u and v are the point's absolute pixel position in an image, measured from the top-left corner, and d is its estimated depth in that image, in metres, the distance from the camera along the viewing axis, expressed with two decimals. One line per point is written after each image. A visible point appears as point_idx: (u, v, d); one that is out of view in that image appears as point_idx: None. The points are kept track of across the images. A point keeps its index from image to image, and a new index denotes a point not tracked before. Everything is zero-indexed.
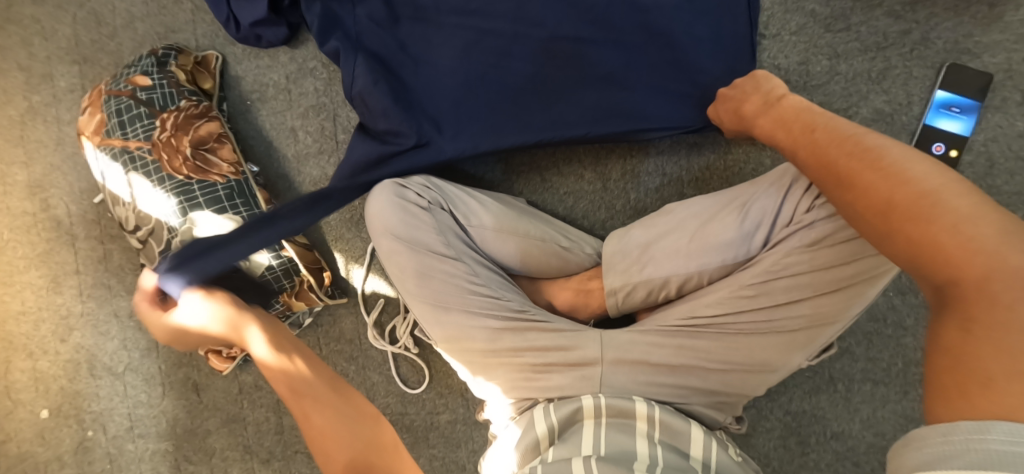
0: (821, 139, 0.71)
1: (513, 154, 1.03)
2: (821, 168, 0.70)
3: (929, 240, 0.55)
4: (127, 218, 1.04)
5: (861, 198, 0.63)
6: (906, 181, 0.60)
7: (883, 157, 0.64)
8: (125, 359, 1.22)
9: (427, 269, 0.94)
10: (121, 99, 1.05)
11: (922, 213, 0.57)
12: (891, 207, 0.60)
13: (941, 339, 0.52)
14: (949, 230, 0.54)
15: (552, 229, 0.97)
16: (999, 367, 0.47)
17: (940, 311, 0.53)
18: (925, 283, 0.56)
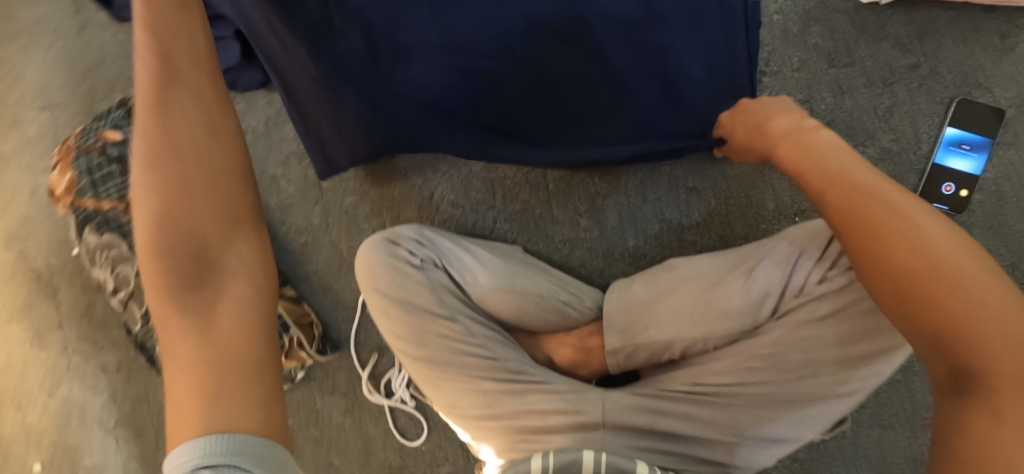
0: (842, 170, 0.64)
1: (505, 202, 0.99)
2: (841, 205, 0.62)
3: (964, 324, 0.51)
4: (106, 279, 1.01)
5: (887, 254, 0.57)
6: (936, 247, 0.55)
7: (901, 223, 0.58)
8: (117, 412, 1.18)
9: (420, 330, 0.90)
10: (92, 157, 1.00)
11: (954, 297, 0.52)
12: (914, 282, 0.55)
13: (966, 428, 0.49)
14: (989, 321, 0.51)
15: (551, 282, 0.93)
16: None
17: (961, 399, 0.50)
18: (940, 362, 0.52)
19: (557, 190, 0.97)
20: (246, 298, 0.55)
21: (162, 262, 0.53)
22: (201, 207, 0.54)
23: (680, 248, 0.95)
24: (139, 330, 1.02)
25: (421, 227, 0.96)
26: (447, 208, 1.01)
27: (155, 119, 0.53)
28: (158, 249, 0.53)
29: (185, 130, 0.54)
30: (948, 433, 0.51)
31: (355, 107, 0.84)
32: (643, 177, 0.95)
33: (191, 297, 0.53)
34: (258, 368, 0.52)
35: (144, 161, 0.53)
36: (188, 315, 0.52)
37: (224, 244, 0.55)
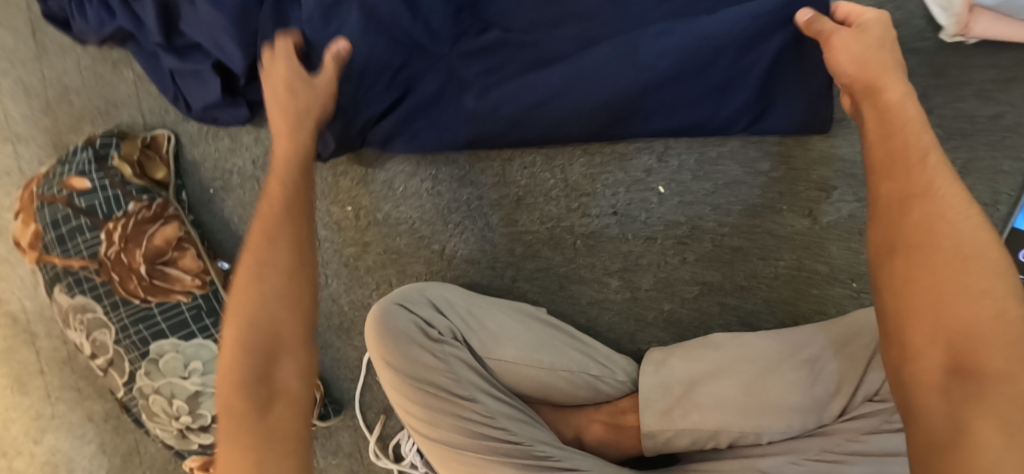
0: (911, 119, 0.54)
1: (526, 258, 0.88)
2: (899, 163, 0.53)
3: (980, 331, 0.45)
4: (82, 344, 0.91)
5: (930, 231, 0.49)
6: (971, 239, 0.48)
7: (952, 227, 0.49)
8: (108, 462, 1.11)
9: (437, 410, 0.80)
10: (57, 208, 0.90)
11: (975, 303, 0.46)
12: (942, 275, 0.48)
13: (968, 430, 0.44)
14: (1005, 331, 0.45)
15: (579, 354, 0.84)
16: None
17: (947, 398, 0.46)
18: (938, 352, 0.47)
19: (584, 247, 0.87)
20: (299, 396, 0.56)
21: (244, 336, 0.55)
22: (280, 314, 0.57)
23: (720, 314, 0.86)
24: (123, 395, 0.93)
25: (440, 285, 0.86)
26: (461, 263, 0.91)
27: (274, 205, 0.60)
28: (239, 348, 0.55)
29: (274, 257, 0.58)
30: (935, 433, 0.46)
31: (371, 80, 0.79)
32: (682, 235, 0.84)
33: (253, 421, 0.54)
34: (294, 465, 0.53)
35: (245, 271, 0.57)
36: (249, 404, 0.54)
37: (284, 358, 0.56)
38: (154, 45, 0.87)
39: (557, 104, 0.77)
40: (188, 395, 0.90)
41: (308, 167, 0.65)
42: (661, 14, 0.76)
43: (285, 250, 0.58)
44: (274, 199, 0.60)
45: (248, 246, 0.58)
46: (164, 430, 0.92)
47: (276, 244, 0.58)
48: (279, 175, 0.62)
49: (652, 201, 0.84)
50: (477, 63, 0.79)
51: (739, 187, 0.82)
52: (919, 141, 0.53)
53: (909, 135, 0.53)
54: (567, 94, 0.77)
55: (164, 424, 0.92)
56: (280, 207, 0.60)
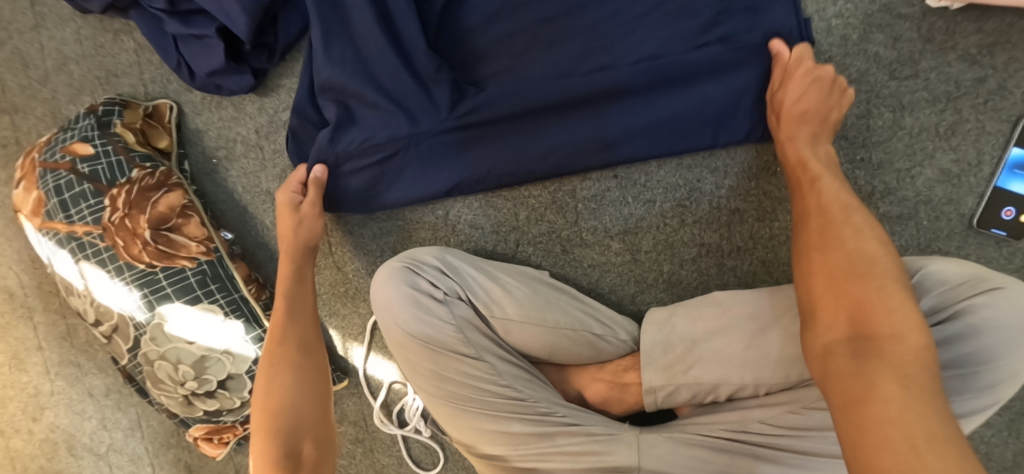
0: (818, 161, 0.73)
1: (530, 223, 0.90)
2: (808, 195, 0.71)
3: (874, 306, 0.58)
4: (86, 310, 0.92)
5: (828, 248, 0.64)
6: (866, 249, 0.63)
7: (847, 242, 0.64)
8: (108, 438, 1.09)
9: (444, 368, 0.81)
10: (60, 174, 0.92)
11: (865, 293, 0.59)
12: (835, 266, 0.63)
13: (877, 390, 0.51)
14: (890, 307, 0.58)
15: (584, 313, 0.85)
16: (923, 430, 0.48)
17: (855, 364, 0.55)
18: (844, 328, 0.59)
19: (586, 210, 0.89)
20: (315, 460, 0.72)
21: (269, 426, 0.72)
22: (300, 393, 0.75)
23: (719, 274, 0.88)
24: (126, 363, 0.93)
25: (443, 249, 0.85)
26: (464, 228, 0.92)
27: (281, 328, 0.79)
28: (269, 408, 0.73)
29: (293, 336, 0.79)
30: (847, 389, 0.54)
31: (379, 120, 0.86)
32: (681, 198, 0.87)
33: (286, 460, 0.70)
34: None
35: (270, 357, 0.77)
36: (282, 464, 0.70)
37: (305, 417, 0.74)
38: (158, 11, 0.89)
39: (555, 139, 0.85)
40: (193, 359, 0.90)
41: (307, 298, 0.84)
42: (650, 44, 0.82)
43: (297, 361, 0.77)
44: (279, 320, 0.79)
45: (269, 351, 0.77)
46: (169, 397, 0.93)
47: (290, 357, 0.77)
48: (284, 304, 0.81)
49: (652, 165, 0.87)
50: (471, 103, 0.85)
51: (737, 150, 0.85)
52: (813, 170, 0.72)
53: (806, 170, 0.73)
54: (562, 130, 0.84)
55: (169, 391, 0.92)
56: (289, 329, 0.79)
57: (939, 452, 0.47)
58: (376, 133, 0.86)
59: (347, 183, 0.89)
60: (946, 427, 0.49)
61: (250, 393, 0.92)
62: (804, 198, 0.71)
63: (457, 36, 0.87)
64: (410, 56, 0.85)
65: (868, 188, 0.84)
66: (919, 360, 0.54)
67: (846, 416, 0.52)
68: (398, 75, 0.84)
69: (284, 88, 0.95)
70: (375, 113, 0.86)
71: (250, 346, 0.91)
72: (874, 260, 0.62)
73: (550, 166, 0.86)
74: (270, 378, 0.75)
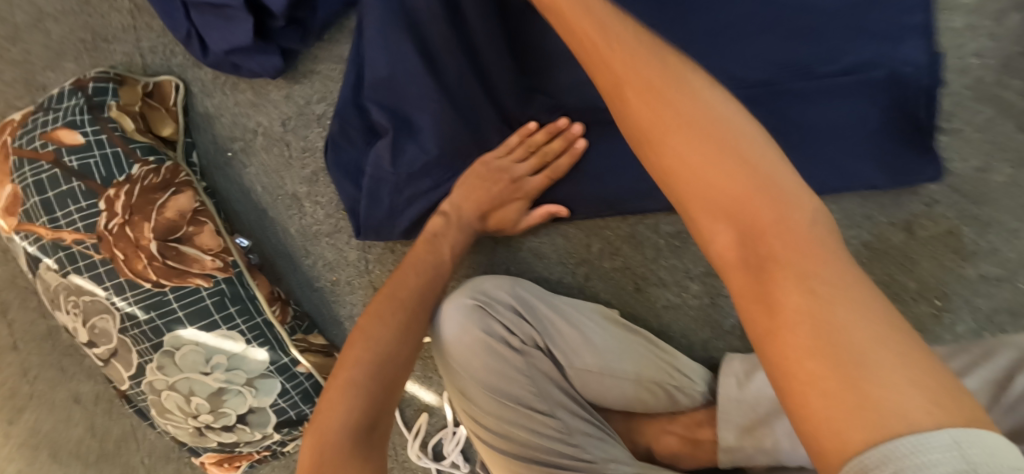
0: (609, 23, 0.44)
1: (602, 256, 0.80)
2: (608, 67, 0.43)
3: (710, 191, 0.38)
4: (76, 330, 0.78)
5: (664, 142, 0.40)
6: (704, 101, 0.41)
7: (667, 148, 0.40)
8: (99, 448, 0.97)
9: (512, 424, 0.72)
10: (40, 166, 0.75)
11: (742, 161, 0.38)
12: (674, 150, 0.39)
13: (806, 334, 0.33)
14: (779, 185, 0.38)
15: (665, 366, 0.77)
16: (891, 367, 0.32)
17: (764, 292, 0.36)
18: (725, 225, 0.38)
19: (668, 248, 0.79)
20: None
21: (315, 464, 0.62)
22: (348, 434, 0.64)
23: None
24: (126, 389, 0.81)
25: (521, 287, 0.77)
26: (527, 257, 0.82)
27: (333, 418, 0.64)
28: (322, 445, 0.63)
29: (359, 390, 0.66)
30: (765, 322, 0.35)
31: (434, 131, 0.75)
32: None
33: None
34: None
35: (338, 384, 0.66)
36: None
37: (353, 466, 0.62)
38: None
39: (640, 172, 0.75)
40: (209, 392, 0.79)
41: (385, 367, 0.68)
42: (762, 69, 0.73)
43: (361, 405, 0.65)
44: (330, 420, 0.64)
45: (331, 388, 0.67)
46: (178, 427, 0.82)
47: (354, 393, 0.66)
48: (343, 383, 0.66)
49: None
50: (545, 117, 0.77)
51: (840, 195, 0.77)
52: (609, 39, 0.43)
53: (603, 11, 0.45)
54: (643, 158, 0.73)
55: (178, 421, 0.81)
56: (344, 431, 0.63)
57: (898, 374, 0.31)
58: (425, 147, 0.76)
59: (399, 205, 0.78)
60: (896, 331, 0.33)
61: (273, 429, 0.82)
62: (607, 77, 0.43)
63: (530, 35, 0.74)
64: (475, 56, 0.75)
65: (974, 247, 0.76)
66: (822, 253, 0.36)
67: (776, 372, 0.34)
68: (467, 75, 0.75)
69: (318, 75, 0.79)
70: (444, 121, 0.75)
71: (275, 377, 0.80)
72: (729, 120, 0.40)
73: (628, 202, 0.76)
74: (326, 408, 0.65)
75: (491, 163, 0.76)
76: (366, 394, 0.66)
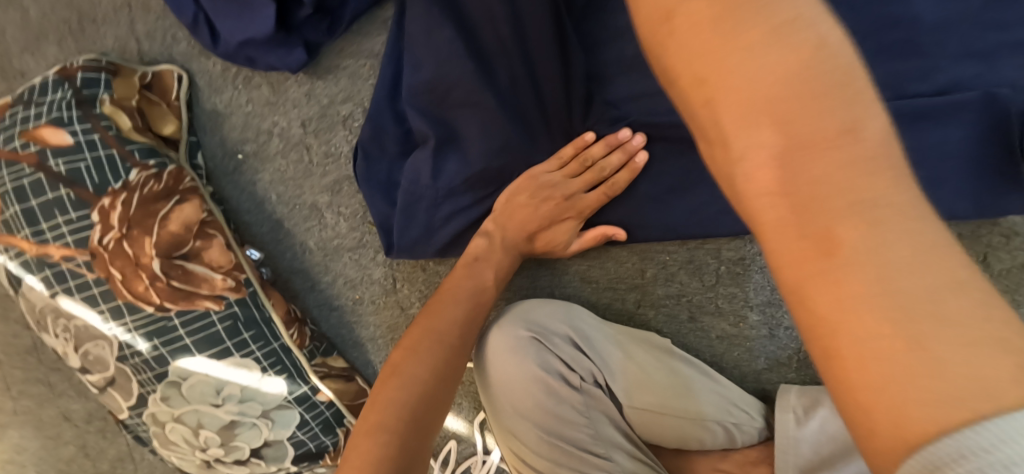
0: None
1: (656, 282, 0.74)
2: None
3: (743, 84, 0.27)
4: (67, 355, 0.69)
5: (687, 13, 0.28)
6: None
7: (680, 23, 0.28)
8: (89, 468, 0.90)
9: (564, 467, 0.67)
10: (20, 169, 0.65)
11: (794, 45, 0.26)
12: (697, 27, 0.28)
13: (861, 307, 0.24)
14: (842, 83, 0.27)
15: (723, 404, 0.71)
16: (968, 375, 0.23)
17: (803, 233, 0.26)
18: (757, 129, 0.27)
19: (728, 275, 0.73)
20: None
21: None
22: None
23: None
24: (125, 418, 0.72)
25: (579, 317, 0.71)
26: (573, 280, 0.75)
27: (366, 461, 0.54)
28: None
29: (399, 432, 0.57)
30: (803, 268, 0.26)
31: (481, 145, 0.66)
32: None
33: None
34: None
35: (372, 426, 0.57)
36: None
37: None
38: None
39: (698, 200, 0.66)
40: (220, 425, 0.71)
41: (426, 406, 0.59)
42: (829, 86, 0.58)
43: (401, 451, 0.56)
44: (363, 465, 0.54)
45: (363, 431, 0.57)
46: (183, 459, 0.74)
47: (394, 435, 0.56)
48: (377, 424, 0.57)
49: None
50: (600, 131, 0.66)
51: None
52: None
53: None
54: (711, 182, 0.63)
55: (184, 454, 0.73)
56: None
57: (970, 379, 0.23)
58: (469, 163, 0.67)
59: (437, 225, 0.69)
60: (987, 320, 0.24)
61: (292, 460, 0.74)
62: None
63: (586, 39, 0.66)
64: (529, 58, 0.65)
65: None
66: (885, 187, 0.25)
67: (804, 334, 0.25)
68: (519, 81, 0.66)
69: (344, 71, 0.70)
70: (494, 130, 0.66)
71: (293, 408, 0.72)
72: None
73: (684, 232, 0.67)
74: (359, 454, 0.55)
75: (543, 178, 0.66)
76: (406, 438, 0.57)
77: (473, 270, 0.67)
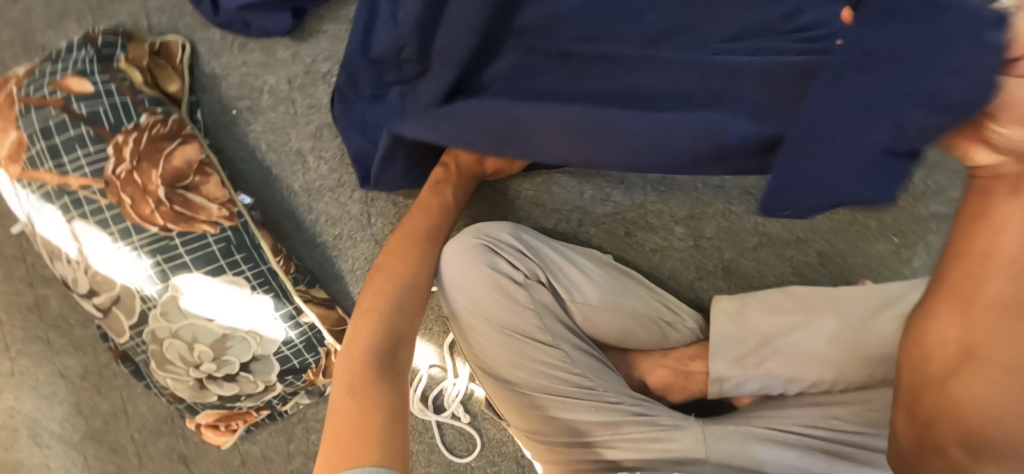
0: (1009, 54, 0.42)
1: (595, 203, 0.86)
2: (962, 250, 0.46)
3: (970, 381, 0.47)
4: (77, 279, 0.78)
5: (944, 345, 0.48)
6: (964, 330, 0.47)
7: (971, 320, 0.46)
8: (84, 425, 0.95)
9: (514, 355, 0.75)
10: (48, 112, 0.76)
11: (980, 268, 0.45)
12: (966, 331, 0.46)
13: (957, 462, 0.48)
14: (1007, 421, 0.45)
15: (657, 300, 0.81)
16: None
17: (962, 445, 0.47)
18: (949, 353, 0.47)
19: (654, 193, 0.85)
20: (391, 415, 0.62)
21: (357, 367, 0.66)
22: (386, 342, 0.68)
23: (777, 264, 0.87)
24: (126, 342, 0.81)
25: (521, 228, 0.79)
26: (524, 205, 0.87)
27: (366, 334, 0.68)
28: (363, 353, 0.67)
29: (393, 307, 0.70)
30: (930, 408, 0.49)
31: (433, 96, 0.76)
32: (749, 186, 0.85)
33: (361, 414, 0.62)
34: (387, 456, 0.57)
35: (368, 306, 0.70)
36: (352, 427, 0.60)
37: (393, 371, 0.67)
38: None
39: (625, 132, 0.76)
40: (212, 339, 0.79)
41: (414, 288, 0.73)
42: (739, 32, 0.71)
43: (394, 321, 0.69)
44: (363, 341, 0.68)
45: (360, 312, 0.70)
46: (177, 381, 0.82)
47: (390, 311, 0.70)
48: (373, 303, 0.71)
49: None
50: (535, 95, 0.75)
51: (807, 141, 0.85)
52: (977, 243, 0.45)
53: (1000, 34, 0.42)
54: None
55: (179, 374, 0.81)
56: (372, 358, 0.67)
57: None
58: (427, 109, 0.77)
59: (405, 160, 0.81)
60: None
61: (275, 377, 0.83)
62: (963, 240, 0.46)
63: None
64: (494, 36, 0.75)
65: (921, 187, 0.85)
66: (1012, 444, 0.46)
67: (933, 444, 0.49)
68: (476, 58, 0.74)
69: (325, 34, 0.84)
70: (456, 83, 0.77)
71: (279, 324, 0.81)
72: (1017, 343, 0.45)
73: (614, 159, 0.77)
74: (360, 326, 0.69)
75: None
76: (398, 311, 0.70)
77: (434, 195, 0.78)
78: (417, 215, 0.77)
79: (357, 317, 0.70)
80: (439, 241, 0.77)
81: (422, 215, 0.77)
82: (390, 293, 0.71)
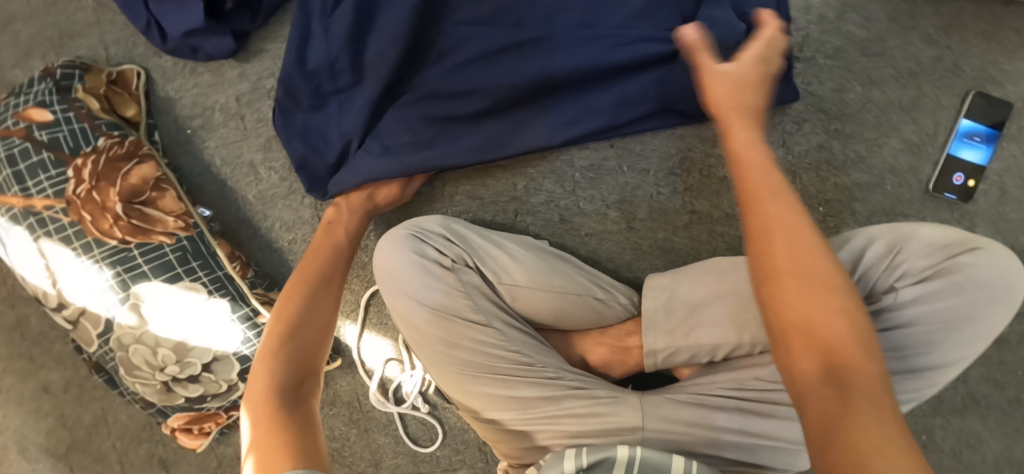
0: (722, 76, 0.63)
1: (528, 193, 0.91)
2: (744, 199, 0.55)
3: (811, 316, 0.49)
4: (47, 294, 0.84)
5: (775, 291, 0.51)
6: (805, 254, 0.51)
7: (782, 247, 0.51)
8: (67, 437, 1.00)
9: (450, 334, 0.79)
10: (12, 141, 0.84)
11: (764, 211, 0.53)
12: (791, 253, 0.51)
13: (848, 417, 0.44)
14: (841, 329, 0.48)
15: (588, 279, 0.85)
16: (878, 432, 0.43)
17: (838, 396, 0.46)
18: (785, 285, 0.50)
19: (584, 179, 0.91)
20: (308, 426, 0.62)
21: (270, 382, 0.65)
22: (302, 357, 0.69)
23: (709, 240, 0.90)
24: (95, 351, 0.86)
25: (449, 219, 0.85)
26: (462, 200, 0.93)
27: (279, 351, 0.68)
28: (277, 367, 0.66)
29: (309, 328, 0.71)
30: (795, 369, 0.49)
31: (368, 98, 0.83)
32: (675, 167, 0.90)
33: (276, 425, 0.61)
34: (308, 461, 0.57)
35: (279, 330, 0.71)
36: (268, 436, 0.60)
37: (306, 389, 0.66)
38: None
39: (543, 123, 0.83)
40: (173, 342, 0.84)
41: (322, 310, 0.74)
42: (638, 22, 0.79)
43: (310, 340, 0.70)
44: (275, 357, 0.67)
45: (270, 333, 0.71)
46: (145, 385, 0.87)
47: (305, 332, 0.71)
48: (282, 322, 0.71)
49: (646, 135, 0.89)
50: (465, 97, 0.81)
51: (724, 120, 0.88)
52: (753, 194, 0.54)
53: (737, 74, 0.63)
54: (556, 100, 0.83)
55: (146, 378, 0.86)
56: (278, 389, 0.65)
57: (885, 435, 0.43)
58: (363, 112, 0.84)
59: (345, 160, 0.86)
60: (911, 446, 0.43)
61: (236, 377, 0.87)
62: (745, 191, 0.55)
63: None
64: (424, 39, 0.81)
65: (841, 157, 0.88)
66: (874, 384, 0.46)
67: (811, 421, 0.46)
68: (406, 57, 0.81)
69: (268, 53, 0.91)
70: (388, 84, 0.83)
71: (235, 325, 0.85)
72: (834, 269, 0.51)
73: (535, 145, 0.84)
74: (267, 346, 0.69)
75: None
76: (307, 330, 0.71)
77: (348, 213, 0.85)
78: (321, 243, 0.81)
79: (269, 336, 0.70)
80: (350, 254, 0.82)
81: (336, 233, 0.83)
82: (304, 314, 0.72)
